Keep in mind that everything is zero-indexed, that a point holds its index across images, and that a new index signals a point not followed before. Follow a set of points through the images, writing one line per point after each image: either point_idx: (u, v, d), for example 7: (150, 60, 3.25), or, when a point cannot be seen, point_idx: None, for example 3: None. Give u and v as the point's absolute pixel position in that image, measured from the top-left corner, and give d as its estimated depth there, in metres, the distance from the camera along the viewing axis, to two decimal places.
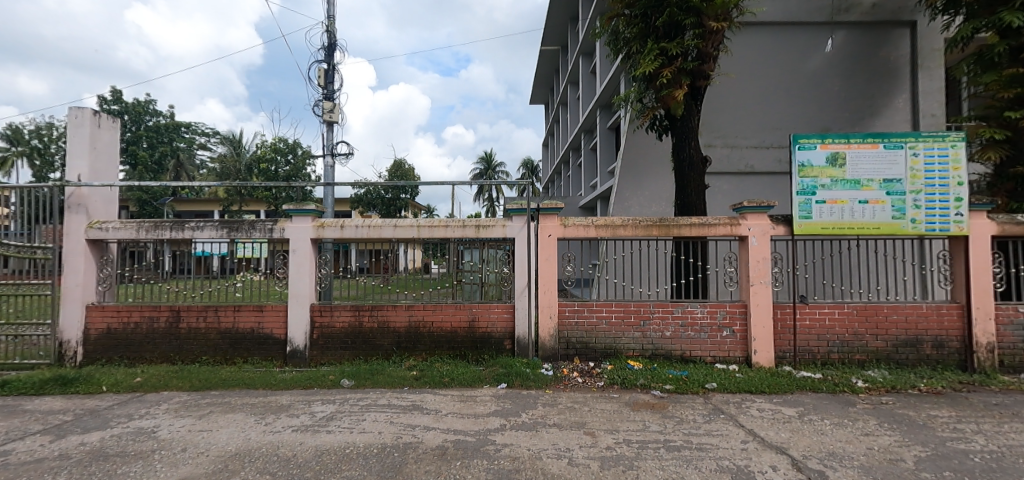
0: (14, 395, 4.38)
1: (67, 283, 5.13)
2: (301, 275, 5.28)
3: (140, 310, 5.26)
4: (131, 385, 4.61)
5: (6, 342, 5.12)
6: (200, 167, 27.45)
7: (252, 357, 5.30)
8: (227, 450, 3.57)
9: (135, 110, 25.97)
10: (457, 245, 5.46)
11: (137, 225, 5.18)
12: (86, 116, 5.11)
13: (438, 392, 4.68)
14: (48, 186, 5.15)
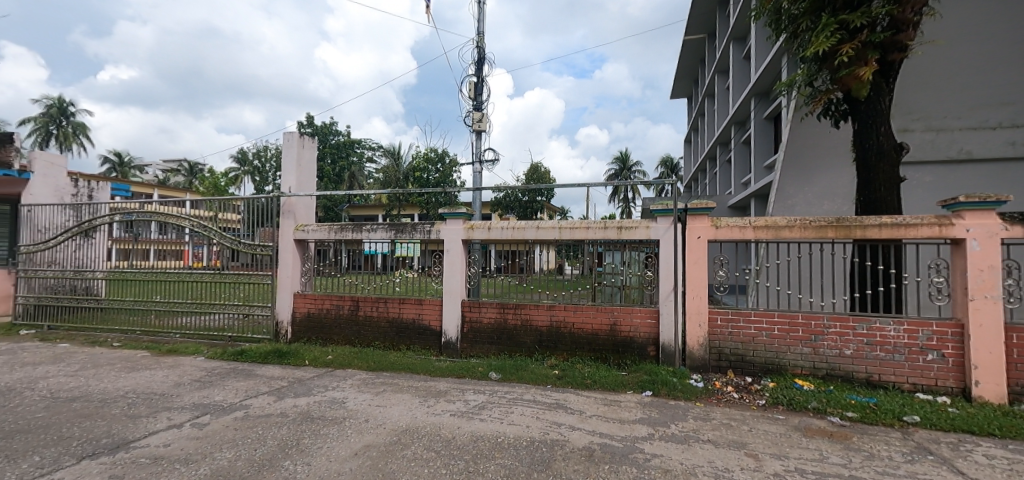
0: (248, 361, 5.59)
1: (281, 275, 6.35)
2: (453, 273, 5.77)
3: (329, 299, 6.25)
4: (325, 361, 5.52)
5: (242, 320, 6.52)
6: (369, 177, 32.05)
7: (413, 345, 5.94)
8: (399, 426, 4.04)
9: (323, 131, 31.13)
10: (592, 246, 5.44)
11: (328, 227, 6.18)
12: (294, 138, 6.28)
13: (581, 393, 4.70)
14: (269, 197, 6.42)
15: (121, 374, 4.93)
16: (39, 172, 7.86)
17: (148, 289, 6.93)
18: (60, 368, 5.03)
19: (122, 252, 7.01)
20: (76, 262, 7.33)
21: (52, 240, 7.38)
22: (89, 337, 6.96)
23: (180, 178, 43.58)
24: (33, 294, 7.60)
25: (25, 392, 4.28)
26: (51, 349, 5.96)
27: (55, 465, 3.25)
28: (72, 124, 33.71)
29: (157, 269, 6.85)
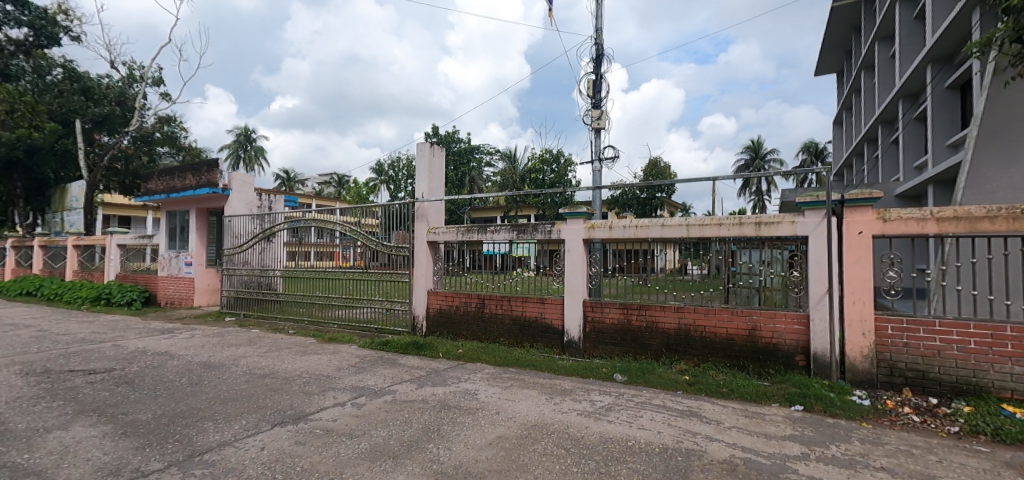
0: (392, 351, 6.24)
1: (417, 273, 6.96)
2: (575, 272, 5.80)
3: (459, 296, 6.70)
4: (456, 354, 5.92)
5: (385, 313, 7.31)
6: (487, 180, 33.85)
7: (536, 343, 6.10)
8: (528, 421, 4.17)
9: (446, 140, 33.69)
10: (718, 244, 5.07)
11: (456, 229, 6.61)
12: (425, 148, 6.87)
13: (717, 402, 4.38)
14: (405, 203, 7.05)
15: (296, 357, 5.84)
16: (237, 189, 9.87)
17: (312, 285, 8.11)
18: (252, 349, 6.14)
19: (291, 254, 8.32)
20: (262, 262, 8.87)
21: (243, 245, 9.12)
22: (271, 324, 8.37)
23: (332, 190, 50.50)
24: (233, 288, 9.36)
25: (232, 368, 5.30)
26: (247, 333, 7.33)
27: (256, 429, 3.97)
28: (254, 147, 40.77)
29: (321, 268, 7.97)
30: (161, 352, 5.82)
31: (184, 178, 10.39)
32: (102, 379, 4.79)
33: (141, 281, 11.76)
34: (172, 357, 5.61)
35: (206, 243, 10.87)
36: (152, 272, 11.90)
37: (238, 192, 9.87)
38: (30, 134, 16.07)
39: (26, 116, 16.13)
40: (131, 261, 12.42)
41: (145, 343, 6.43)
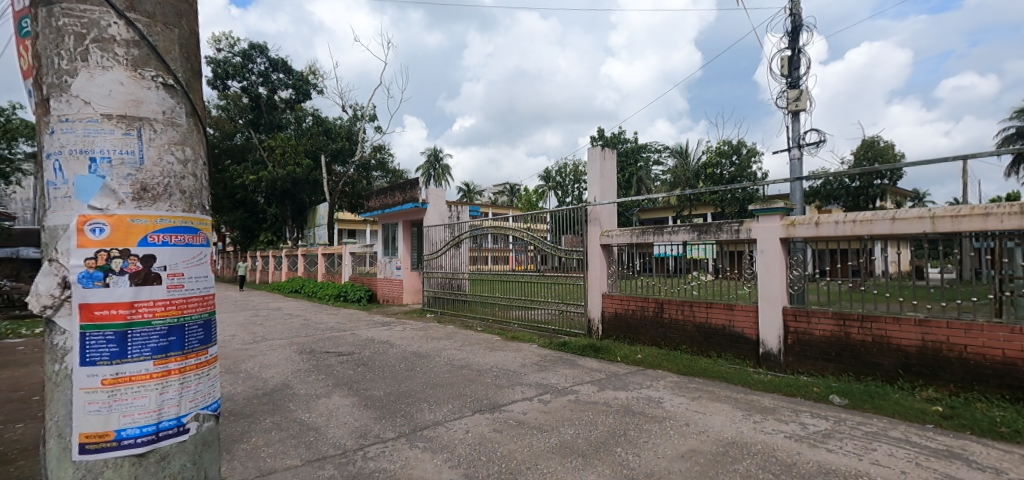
0: (570, 352, 6.43)
1: (591, 277, 7.05)
2: (771, 276, 5.19)
3: (635, 300, 6.57)
4: (635, 360, 5.82)
5: (561, 315, 7.58)
6: (655, 179, 32.79)
7: (724, 353, 5.62)
8: (724, 437, 3.83)
9: (612, 140, 33.82)
10: (973, 239, 4.08)
11: (631, 231, 6.53)
12: (596, 153, 7.01)
13: (993, 445, 3.38)
14: (578, 208, 7.21)
15: (486, 352, 6.47)
16: (433, 202, 11.49)
17: (494, 287, 8.90)
18: (449, 343, 7.03)
19: (477, 259, 9.23)
20: (452, 266, 10.06)
21: (437, 250, 10.55)
22: (460, 322, 9.45)
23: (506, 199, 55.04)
24: (431, 288, 10.85)
25: (436, 358, 6.12)
26: (445, 328, 8.50)
27: (460, 413, 4.50)
28: (440, 166, 46.99)
29: (502, 271, 8.65)
30: (384, 341, 7.05)
31: (394, 196, 12.55)
32: (348, 360, 6.03)
33: (365, 282, 14.56)
34: (392, 346, 6.77)
35: (410, 249, 12.91)
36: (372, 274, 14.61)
37: (433, 205, 11.45)
38: (293, 170, 21.57)
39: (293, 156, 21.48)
40: (360, 265, 15.50)
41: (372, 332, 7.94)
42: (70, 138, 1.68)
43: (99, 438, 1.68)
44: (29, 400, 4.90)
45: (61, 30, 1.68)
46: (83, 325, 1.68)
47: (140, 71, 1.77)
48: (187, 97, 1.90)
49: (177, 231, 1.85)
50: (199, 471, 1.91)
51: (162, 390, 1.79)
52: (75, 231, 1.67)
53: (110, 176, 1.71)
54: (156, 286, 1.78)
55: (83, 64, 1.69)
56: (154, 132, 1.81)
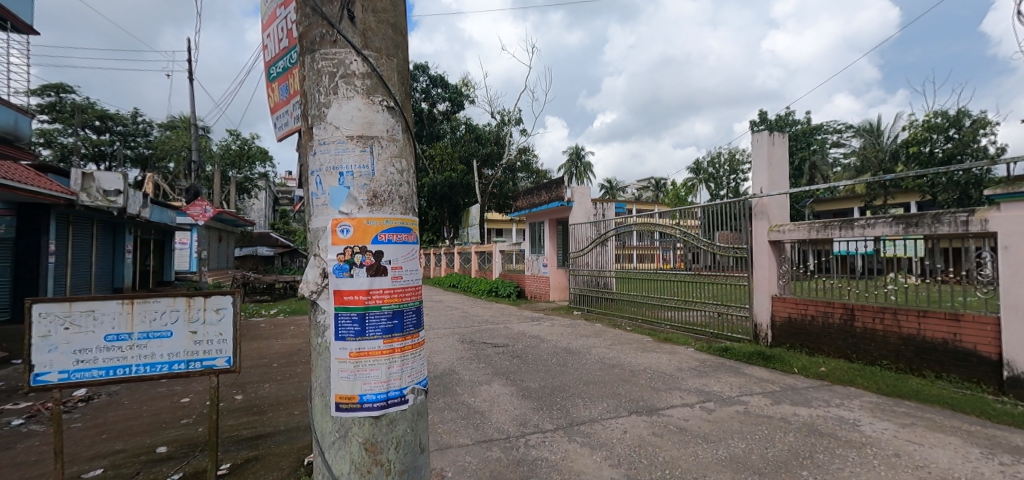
0: (734, 359, 5.94)
1: (757, 277, 6.48)
2: (1020, 281, 4.13)
3: (815, 305, 5.81)
4: (818, 373, 5.11)
5: (719, 318, 7.13)
6: (834, 165, 29.20)
7: (947, 374, 4.58)
8: (955, 476, 3.07)
9: (779, 124, 30.87)
10: None
11: (809, 225, 5.81)
12: (764, 137, 6.35)
13: None
14: (740, 201, 6.70)
15: (638, 352, 6.32)
16: (577, 201, 11.47)
17: (643, 286, 8.78)
18: (597, 341, 7.07)
19: (624, 257, 9.30)
20: (599, 265, 10.26)
21: (584, 248, 10.88)
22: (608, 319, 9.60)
23: (652, 193, 52.81)
24: (578, 285, 11.15)
25: (586, 355, 6.16)
26: (593, 325, 8.64)
27: (616, 412, 4.44)
28: (583, 164, 47.18)
29: (652, 270, 8.55)
30: (534, 335, 7.35)
31: (539, 197, 13.07)
32: (504, 352, 6.44)
33: (514, 278, 15.52)
34: (544, 340, 7.06)
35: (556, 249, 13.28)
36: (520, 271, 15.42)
37: (578, 203, 11.43)
38: (450, 175, 24.08)
39: (449, 163, 23.84)
40: (510, 263, 16.57)
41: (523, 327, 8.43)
42: (326, 158, 2.08)
43: (348, 399, 2.05)
44: (271, 365, 6.31)
45: (320, 70, 2.07)
46: (337, 307, 2.06)
47: (372, 97, 2.10)
48: (403, 116, 2.20)
49: (398, 231, 2.16)
50: (415, 436, 2.20)
51: (390, 364, 2.11)
52: (329, 231, 2.07)
53: (352, 186, 2.08)
54: (384, 277, 2.10)
55: (335, 96, 2.07)
56: (381, 148, 2.13)
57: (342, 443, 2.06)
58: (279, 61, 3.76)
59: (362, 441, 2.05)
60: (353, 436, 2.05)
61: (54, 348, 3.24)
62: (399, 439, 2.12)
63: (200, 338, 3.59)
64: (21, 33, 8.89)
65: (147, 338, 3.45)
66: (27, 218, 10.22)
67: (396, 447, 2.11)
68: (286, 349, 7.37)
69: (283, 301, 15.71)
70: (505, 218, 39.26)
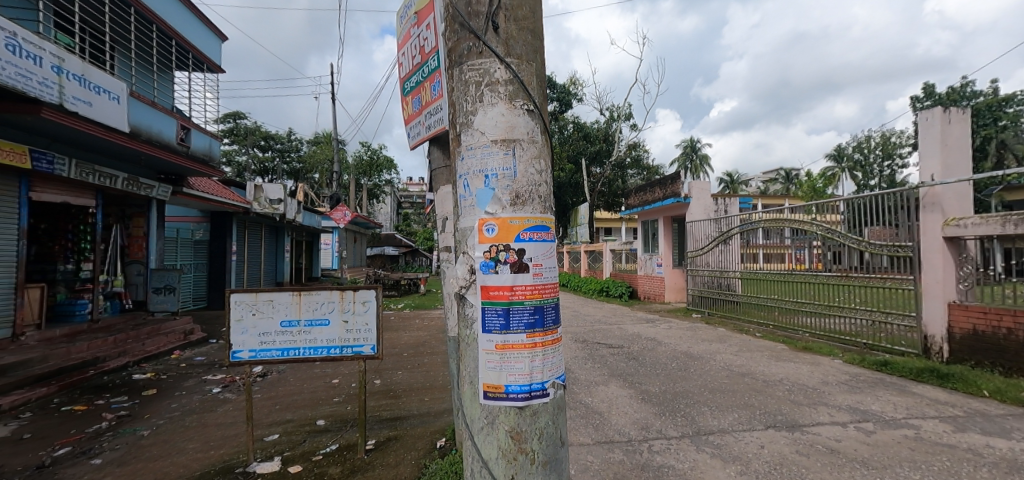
0: (897, 375, 5.14)
1: (926, 280, 5.56)
2: None
3: (1012, 315, 4.76)
4: (1019, 398, 4.19)
5: (875, 327, 6.26)
6: None
7: None
8: None
9: (951, 98, 26.33)
10: None
11: (1002, 218, 4.78)
12: (936, 115, 5.54)
13: None
14: (902, 191, 5.85)
15: (772, 361, 5.82)
16: (695, 197, 11.68)
17: (774, 288, 8.18)
18: (722, 347, 6.59)
19: (750, 256, 8.78)
20: (722, 264, 9.75)
21: (704, 246, 10.48)
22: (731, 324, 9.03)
23: (782, 185, 48.01)
24: (697, 286, 10.80)
25: (710, 361, 5.80)
26: (715, 331, 8.12)
27: (750, 425, 4.07)
28: (699, 157, 44.25)
29: (783, 271, 7.97)
30: (651, 338, 7.14)
31: (654, 193, 13.55)
32: (619, 352, 6.37)
33: (626, 279, 15.65)
34: (663, 345, 6.73)
35: (672, 247, 13.48)
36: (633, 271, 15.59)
37: (696, 199, 11.65)
38: (561, 175, 23.91)
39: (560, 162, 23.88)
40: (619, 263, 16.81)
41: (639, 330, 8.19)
42: (474, 162, 2.21)
43: (495, 388, 2.16)
44: (403, 354, 6.97)
45: (467, 81, 2.21)
46: (484, 301, 2.19)
47: (514, 102, 2.17)
48: (542, 118, 2.24)
49: (538, 229, 2.21)
50: (556, 430, 2.23)
51: (532, 358, 2.17)
52: (477, 230, 2.20)
53: (497, 188, 2.18)
54: (526, 274, 2.16)
55: (481, 104, 2.19)
56: (522, 150, 2.19)
57: (489, 430, 2.18)
58: (412, 76, 4.11)
59: (508, 430, 2.15)
60: (499, 424, 2.16)
61: (247, 330, 4.03)
62: (541, 431, 2.17)
63: (351, 327, 4.13)
64: (215, 73, 10.96)
65: (310, 325, 4.08)
66: (217, 223, 12.43)
67: (539, 438, 2.17)
68: (414, 340, 8.09)
69: (408, 296, 17.24)
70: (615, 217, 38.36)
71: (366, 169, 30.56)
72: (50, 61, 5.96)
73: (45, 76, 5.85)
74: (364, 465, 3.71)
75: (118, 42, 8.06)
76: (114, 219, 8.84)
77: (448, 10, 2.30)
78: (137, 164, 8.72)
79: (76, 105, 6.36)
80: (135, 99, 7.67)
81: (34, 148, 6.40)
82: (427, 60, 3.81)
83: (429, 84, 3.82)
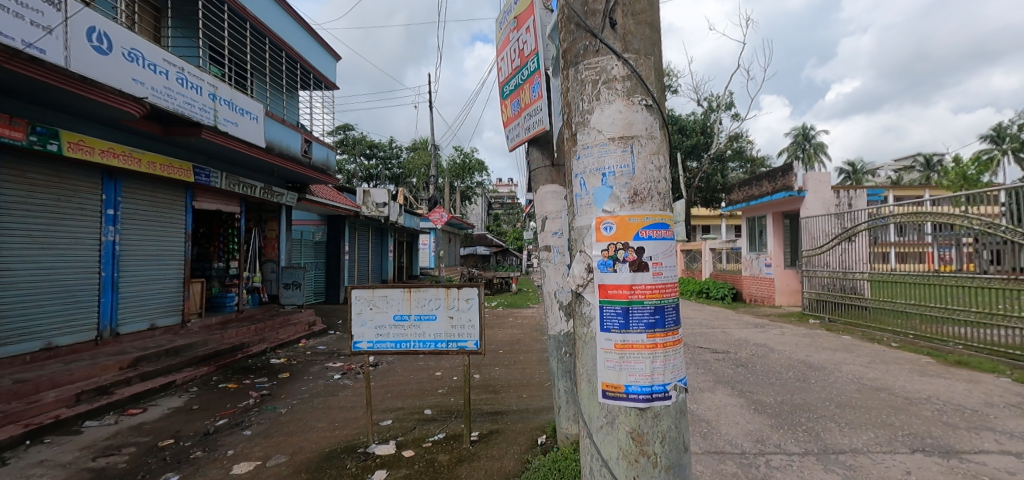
0: None
1: None
2: None
3: None
4: None
5: None
6: None
7: None
8: None
9: None
10: None
11: None
12: None
13: None
14: None
15: (916, 376, 5.10)
16: (813, 189, 11.42)
17: (915, 291, 7.17)
18: (848, 359, 5.96)
19: (880, 255, 8.01)
20: (843, 264, 9.03)
21: (822, 244, 9.78)
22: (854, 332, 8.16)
23: (920, 174, 41.76)
24: (813, 290, 10.02)
25: (836, 372, 5.36)
26: (839, 340, 7.28)
27: (891, 447, 3.58)
28: (813, 145, 39.67)
29: (924, 274, 7.04)
30: (765, 346, 6.66)
31: (761, 187, 13.00)
32: (725, 359, 6.13)
33: (730, 280, 14.99)
34: (773, 354, 6.32)
35: (783, 247, 12.67)
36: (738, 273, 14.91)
37: (814, 192, 11.41)
38: None
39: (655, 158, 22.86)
40: (719, 263, 16.62)
41: (747, 337, 7.68)
42: (590, 161, 2.18)
43: (614, 388, 2.10)
44: (499, 351, 7.20)
45: (583, 80, 2.20)
46: (602, 300, 2.13)
47: (632, 98, 2.10)
48: (662, 112, 2.13)
49: (658, 227, 2.09)
50: (680, 435, 2.11)
51: (653, 359, 2.05)
52: (595, 229, 2.16)
53: (615, 186, 2.11)
54: (646, 273, 2.05)
55: (597, 102, 2.15)
56: (641, 146, 2.11)
57: (609, 429, 2.15)
58: (512, 79, 4.19)
59: (629, 430, 2.08)
60: (620, 424, 2.10)
61: (365, 323, 4.42)
62: (664, 435, 2.07)
63: (456, 323, 4.33)
64: (331, 90, 12.21)
65: (420, 319, 4.36)
66: (333, 227, 13.79)
67: (662, 442, 2.07)
68: (509, 337, 8.32)
69: (499, 294, 17.72)
70: (713, 213, 35.76)
71: (459, 172, 31.87)
72: (208, 90, 7.20)
73: (205, 102, 7.12)
74: (470, 456, 3.86)
75: (257, 69, 9.30)
76: (253, 223, 10.18)
77: (563, 12, 2.31)
78: (271, 175, 9.96)
79: (226, 126, 7.60)
80: (269, 118, 8.92)
81: (196, 165, 7.64)
82: (526, 63, 3.84)
83: (529, 86, 3.84)
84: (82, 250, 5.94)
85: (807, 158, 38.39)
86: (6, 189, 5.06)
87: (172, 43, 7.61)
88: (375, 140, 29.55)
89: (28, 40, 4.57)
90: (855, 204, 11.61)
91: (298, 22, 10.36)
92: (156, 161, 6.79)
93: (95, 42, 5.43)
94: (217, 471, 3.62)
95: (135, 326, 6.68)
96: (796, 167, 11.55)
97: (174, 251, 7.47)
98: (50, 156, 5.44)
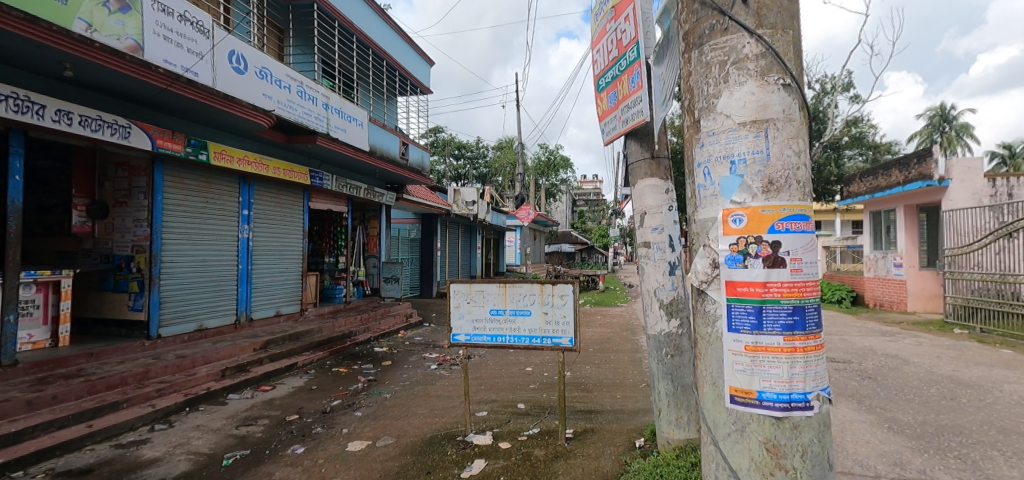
0: None
1: None
2: None
3: None
4: None
5: None
6: None
7: None
8: None
9: None
10: None
11: None
12: None
13: None
14: None
15: None
16: (958, 178, 9.90)
17: None
18: (1013, 378, 5.03)
19: None
20: (1003, 265, 8.13)
21: (970, 242, 8.69)
22: (1012, 344, 7.16)
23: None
24: (960, 295, 8.88)
25: (994, 392, 4.58)
26: (995, 354, 6.20)
27: None
28: (954, 126, 34.22)
29: None
30: (902, 359, 5.90)
31: (889, 177, 11.54)
32: (846, 370, 5.55)
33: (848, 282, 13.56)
34: (909, 367, 5.56)
35: (918, 245, 11.13)
36: (859, 275, 13.33)
37: (959, 181, 9.91)
38: None
39: None
40: (834, 262, 15.54)
41: (873, 346, 6.85)
42: (716, 148, 1.87)
43: (745, 394, 1.74)
44: (591, 350, 7.14)
45: (709, 62, 1.96)
46: (729, 299, 1.77)
47: (767, 78, 1.80)
48: (804, 93, 1.79)
49: (798, 219, 1.69)
50: (824, 451, 1.71)
51: (792, 364, 1.67)
52: (721, 221, 1.81)
53: (746, 175, 1.78)
54: (784, 270, 1.66)
55: (726, 84, 1.88)
56: (778, 130, 1.77)
57: (739, 438, 1.81)
58: (608, 71, 4.08)
59: (762, 441, 1.73)
60: (751, 433, 1.76)
61: (463, 316, 4.59)
62: (805, 449, 1.68)
63: (550, 319, 4.33)
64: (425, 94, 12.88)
65: (515, 314, 4.43)
66: (426, 225, 14.50)
67: (803, 457, 1.69)
68: (599, 336, 8.24)
69: (583, 293, 17.55)
70: (825, 209, 31.99)
71: (545, 169, 31.88)
72: (322, 100, 8.02)
73: (319, 112, 7.93)
74: (566, 452, 3.82)
75: (361, 79, 10.06)
76: (358, 222, 11.06)
77: None
78: (373, 176, 10.85)
79: (336, 133, 8.43)
80: (372, 124, 9.69)
81: (312, 169, 8.48)
82: (624, 53, 3.70)
83: (627, 76, 3.69)
84: (224, 245, 6.83)
85: (947, 141, 32.88)
86: (169, 193, 5.98)
87: (293, 60, 8.49)
88: (464, 141, 30.64)
89: (186, 65, 5.52)
90: (1017, 193, 9.83)
91: (397, 32, 11.03)
92: (281, 166, 7.63)
93: (235, 64, 6.28)
94: (335, 446, 3.97)
95: (265, 312, 7.60)
96: (935, 153, 10.06)
97: (294, 246, 8.35)
98: (201, 165, 6.33)
